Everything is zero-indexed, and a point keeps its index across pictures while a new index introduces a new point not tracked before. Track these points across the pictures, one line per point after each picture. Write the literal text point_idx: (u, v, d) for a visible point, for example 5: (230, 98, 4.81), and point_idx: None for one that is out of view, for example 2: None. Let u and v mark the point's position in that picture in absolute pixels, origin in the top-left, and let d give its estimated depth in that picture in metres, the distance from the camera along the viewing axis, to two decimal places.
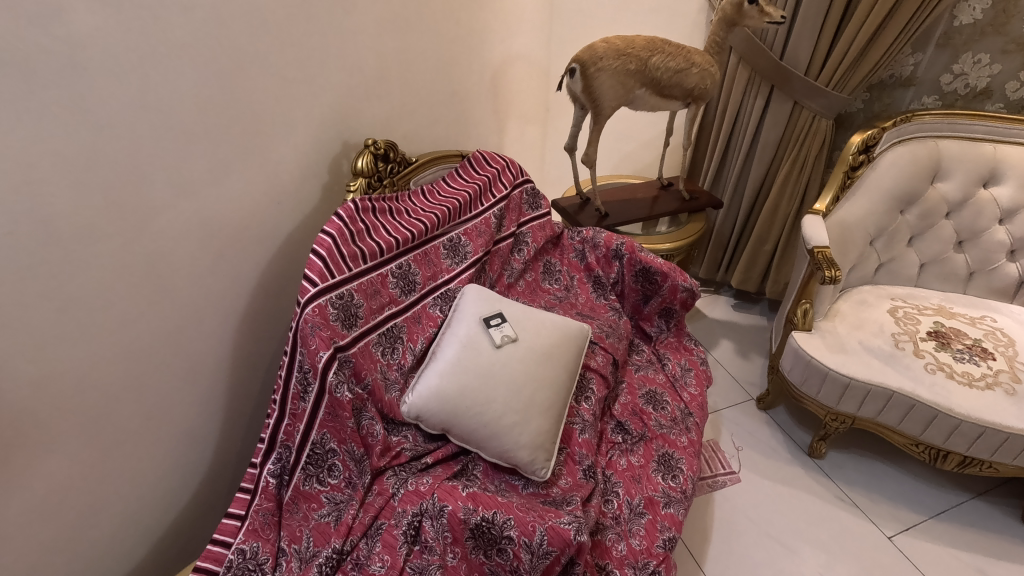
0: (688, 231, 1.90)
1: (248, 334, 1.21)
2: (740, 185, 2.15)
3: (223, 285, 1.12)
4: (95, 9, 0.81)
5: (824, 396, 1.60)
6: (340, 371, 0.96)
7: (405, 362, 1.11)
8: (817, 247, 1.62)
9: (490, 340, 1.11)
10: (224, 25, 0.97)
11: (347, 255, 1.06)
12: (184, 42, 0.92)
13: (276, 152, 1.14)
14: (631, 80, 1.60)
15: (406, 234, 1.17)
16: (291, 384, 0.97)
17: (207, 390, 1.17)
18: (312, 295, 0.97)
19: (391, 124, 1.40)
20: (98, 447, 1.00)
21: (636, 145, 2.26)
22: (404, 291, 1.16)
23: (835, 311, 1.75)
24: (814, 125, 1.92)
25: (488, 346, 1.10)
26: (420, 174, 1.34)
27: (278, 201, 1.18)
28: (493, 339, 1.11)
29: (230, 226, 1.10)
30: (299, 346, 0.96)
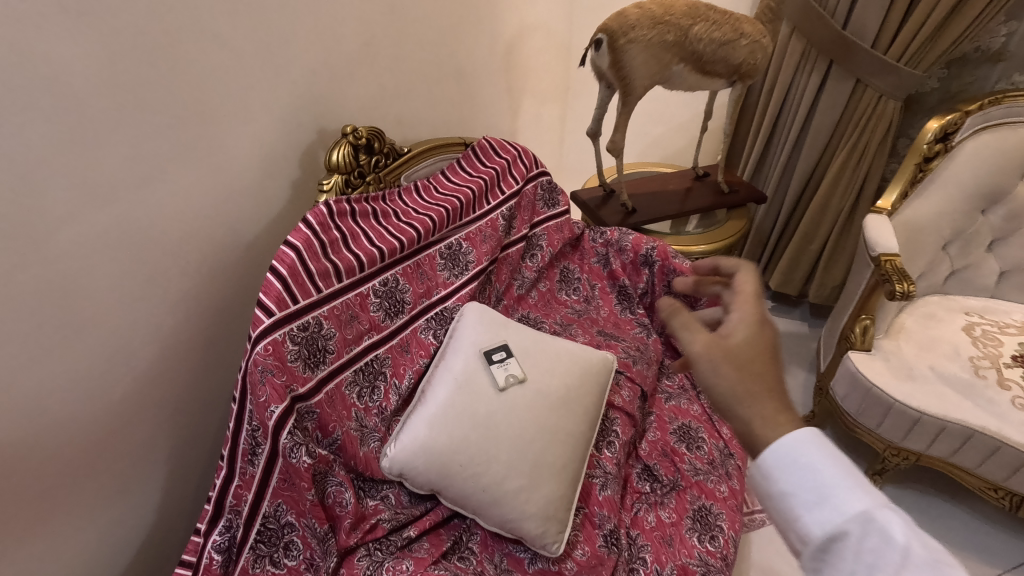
0: (727, 230, 1.65)
1: (202, 366, 0.99)
2: (786, 175, 1.89)
3: (170, 305, 0.90)
4: None
5: (885, 430, 1.37)
6: (296, 432, 0.76)
7: (388, 406, 0.90)
8: (885, 255, 1.36)
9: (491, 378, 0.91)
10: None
11: (315, 274, 0.85)
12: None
13: (231, 137, 0.91)
14: (668, 54, 1.35)
15: (393, 243, 0.96)
16: (240, 441, 0.76)
17: (155, 433, 0.95)
18: (266, 328, 0.77)
19: (379, 106, 1.17)
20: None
21: (666, 129, 2.00)
22: (389, 314, 0.95)
23: (898, 326, 1.51)
24: (879, 107, 1.64)
25: (491, 385, 0.90)
26: (414, 167, 1.11)
27: (237, 200, 0.96)
28: (496, 377, 0.91)
29: (173, 231, 0.88)
30: (248, 394, 0.76)
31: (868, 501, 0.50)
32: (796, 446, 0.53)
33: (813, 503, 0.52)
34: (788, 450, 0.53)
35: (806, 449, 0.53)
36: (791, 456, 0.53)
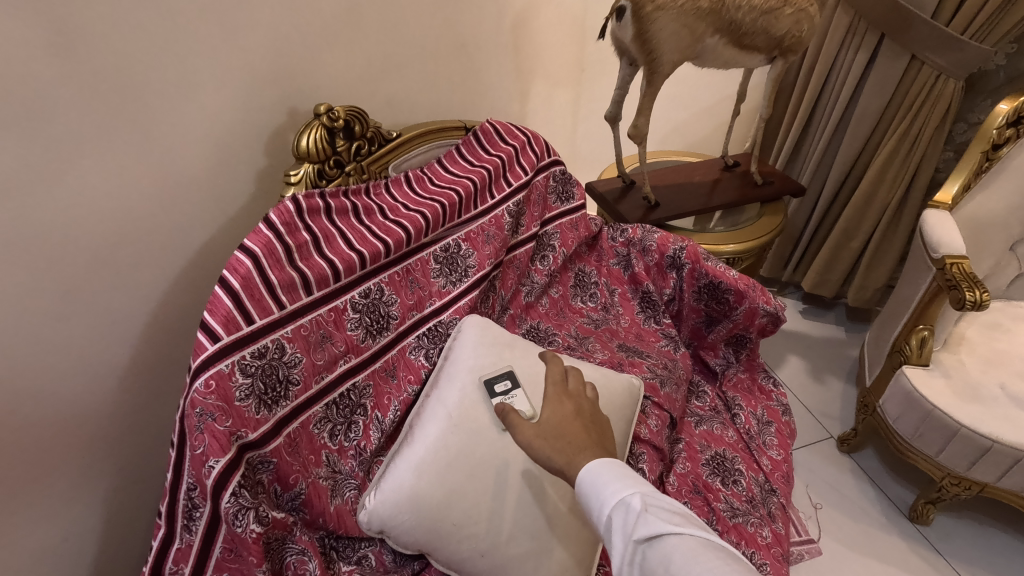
0: (761, 227, 1.47)
1: (150, 390, 0.84)
2: (824, 165, 1.70)
3: (101, 317, 0.75)
4: None
5: (947, 458, 1.20)
6: (243, 492, 0.59)
7: (368, 445, 0.75)
8: (950, 257, 1.18)
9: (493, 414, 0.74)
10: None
11: (277, 286, 0.69)
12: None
13: (175, 114, 0.75)
14: (702, 24, 1.16)
15: (376, 246, 0.80)
16: (176, 498, 0.61)
17: (93, 469, 0.81)
18: (209, 356, 0.61)
19: (365, 83, 1.00)
20: None
21: (691, 113, 1.82)
22: (371, 333, 0.79)
23: (959, 338, 1.33)
24: (937, 88, 1.45)
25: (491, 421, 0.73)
26: (404, 155, 0.94)
27: (187, 192, 0.80)
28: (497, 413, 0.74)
29: (100, 228, 0.72)
30: (185, 440, 0.60)
31: (628, 488, 0.54)
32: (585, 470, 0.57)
33: (608, 514, 0.54)
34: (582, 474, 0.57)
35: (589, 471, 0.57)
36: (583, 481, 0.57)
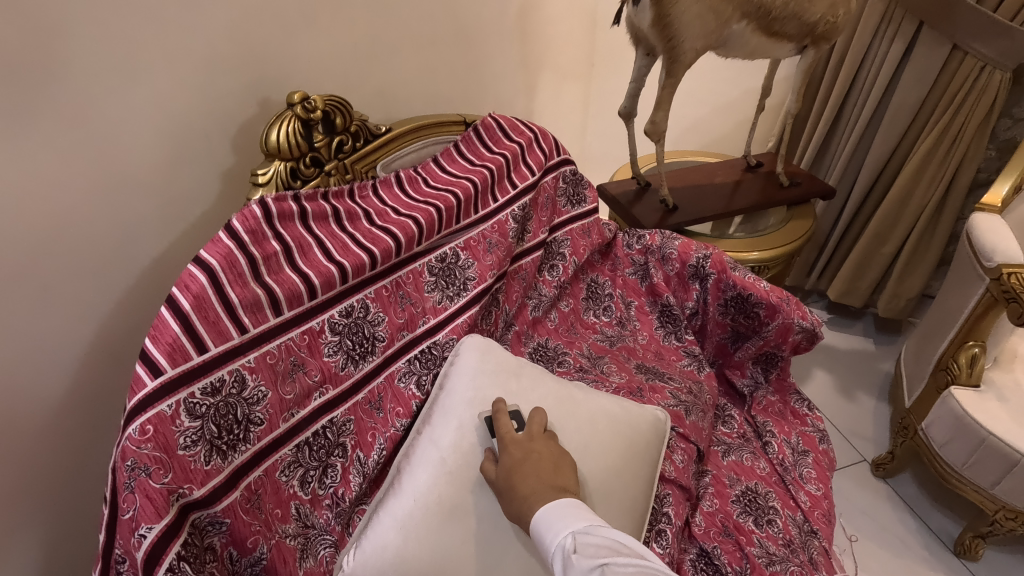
0: (788, 234, 1.35)
1: (98, 421, 0.74)
2: (854, 165, 1.58)
3: (31, 338, 0.65)
4: None
5: (1004, 491, 1.07)
6: (185, 564, 0.49)
7: (347, 493, 0.64)
8: (1006, 266, 1.06)
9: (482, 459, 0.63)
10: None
11: (238, 306, 0.58)
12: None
13: (119, 102, 0.65)
14: (728, 8, 1.04)
15: (359, 257, 0.69)
16: (106, 567, 0.51)
17: (30, 514, 0.71)
18: (148, 395, 0.51)
19: (350, 72, 0.90)
20: None
21: (709, 110, 1.71)
22: (353, 358, 0.68)
23: (1012, 355, 1.21)
24: (981, 80, 1.33)
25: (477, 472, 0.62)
26: (395, 154, 0.83)
27: (139, 195, 0.70)
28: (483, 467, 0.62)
29: (31, 238, 0.62)
30: (117, 499, 0.50)
31: (575, 524, 0.51)
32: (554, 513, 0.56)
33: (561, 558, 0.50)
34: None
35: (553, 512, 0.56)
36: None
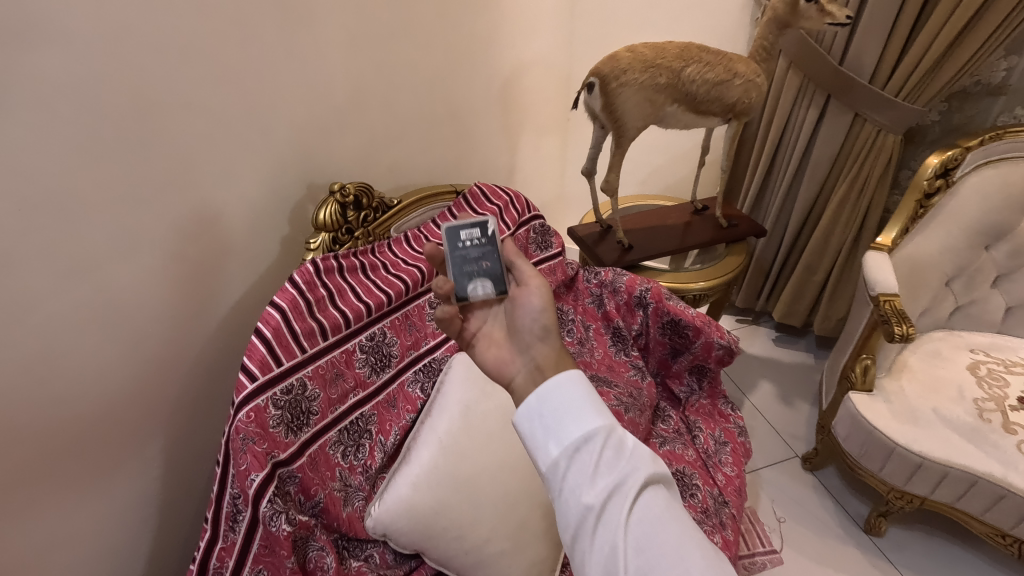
0: (725, 266, 1.64)
1: (190, 420, 1.02)
2: (787, 207, 1.88)
3: (155, 360, 0.93)
4: None
5: (888, 474, 1.34)
6: (276, 499, 0.75)
7: (373, 464, 0.91)
8: (883, 295, 1.35)
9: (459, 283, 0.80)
10: (127, 32, 0.76)
11: (300, 334, 0.86)
12: (76, 58, 0.72)
13: (217, 195, 0.94)
14: (660, 96, 1.34)
15: (380, 297, 0.97)
16: (222, 505, 0.77)
17: (145, 489, 0.98)
18: (248, 394, 0.78)
19: (368, 154, 1.19)
20: None
21: (666, 159, 2.01)
22: (375, 370, 0.96)
23: (902, 365, 1.49)
24: (879, 141, 1.63)
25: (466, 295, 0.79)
26: (404, 219, 1.12)
27: (223, 257, 0.99)
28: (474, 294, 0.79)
29: (160, 293, 0.90)
30: (230, 460, 0.77)
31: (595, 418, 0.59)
32: (553, 381, 0.62)
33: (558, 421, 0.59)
34: (547, 383, 0.62)
35: (558, 381, 0.62)
36: (550, 386, 0.61)
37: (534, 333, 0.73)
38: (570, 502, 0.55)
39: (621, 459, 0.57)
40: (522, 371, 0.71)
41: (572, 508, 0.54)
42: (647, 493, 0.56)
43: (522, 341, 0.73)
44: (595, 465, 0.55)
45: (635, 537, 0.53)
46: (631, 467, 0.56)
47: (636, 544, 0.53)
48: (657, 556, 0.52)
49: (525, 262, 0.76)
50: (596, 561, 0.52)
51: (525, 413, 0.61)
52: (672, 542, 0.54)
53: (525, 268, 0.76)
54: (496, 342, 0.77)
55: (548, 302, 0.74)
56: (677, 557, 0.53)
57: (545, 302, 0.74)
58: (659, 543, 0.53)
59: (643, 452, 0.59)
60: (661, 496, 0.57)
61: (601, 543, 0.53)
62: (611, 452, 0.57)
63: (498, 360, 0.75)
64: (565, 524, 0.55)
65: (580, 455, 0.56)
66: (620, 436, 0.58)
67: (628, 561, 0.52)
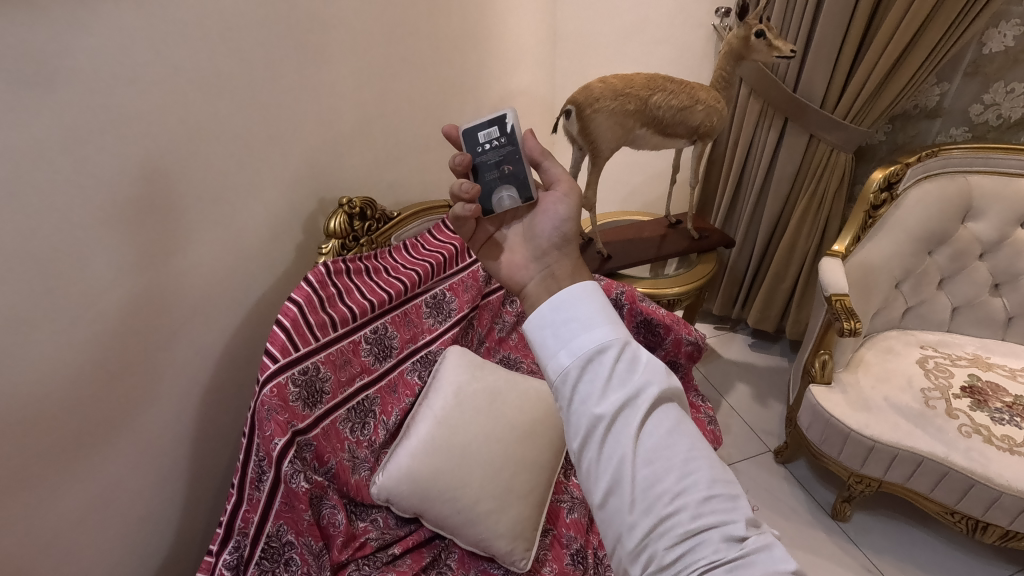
0: (697, 273, 1.79)
1: (211, 404, 1.17)
2: (755, 220, 2.04)
3: (186, 350, 1.08)
4: (42, 99, 0.79)
5: (846, 458, 1.47)
6: (296, 460, 0.92)
7: (377, 439, 1.07)
8: (835, 295, 1.50)
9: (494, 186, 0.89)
10: (174, 76, 0.93)
11: (314, 324, 1.00)
12: (135, 96, 0.89)
13: (241, 209, 1.10)
14: (630, 120, 1.50)
15: (383, 295, 1.11)
16: (247, 470, 0.92)
17: (173, 463, 1.13)
18: (271, 373, 0.93)
19: (371, 173, 1.36)
20: (48, 543, 0.94)
21: (644, 177, 2.18)
22: (379, 358, 1.10)
23: (858, 361, 1.63)
24: (833, 159, 1.79)
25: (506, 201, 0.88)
26: (403, 229, 1.27)
27: (245, 262, 1.15)
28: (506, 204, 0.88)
29: (192, 292, 1.06)
30: (256, 429, 0.92)
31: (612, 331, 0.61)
32: (568, 293, 0.65)
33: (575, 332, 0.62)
34: (562, 295, 0.65)
35: (576, 295, 0.65)
36: (565, 298, 0.65)
37: (551, 241, 0.81)
38: (580, 412, 0.58)
39: (633, 372, 0.59)
40: (535, 278, 0.76)
41: (582, 419, 0.57)
42: (660, 408, 0.59)
43: (538, 246, 0.81)
44: (606, 377, 0.58)
45: (645, 451, 0.56)
46: (643, 380, 0.58)
47: (645, 457, 0.56)
48: (665, 470, 0.55)
49: (557, 166, 0.85)
50: (605, 471, 0.55)
51: (538, 324, 0.64)
52: (683, 456, 0.56)
53: (557, 176, 0.84)
54: (515, 250, 0.83)
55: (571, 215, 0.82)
56: (686, 471, 0.56)
57: (568, 214, 0.82)
58: (668, 456, 0.56)
59: (656, 367, 0.61)
60: (673, 412, 0.60)
61: (610, 454, 0.56)
62: (623, 365, 0.59)
63: (512, 264, 0.81)
64: (574, 433, 0.58)
65: (593, 366, 0.59)
66: (633, 350, 0.61)
67: (637, 472, 0.55)
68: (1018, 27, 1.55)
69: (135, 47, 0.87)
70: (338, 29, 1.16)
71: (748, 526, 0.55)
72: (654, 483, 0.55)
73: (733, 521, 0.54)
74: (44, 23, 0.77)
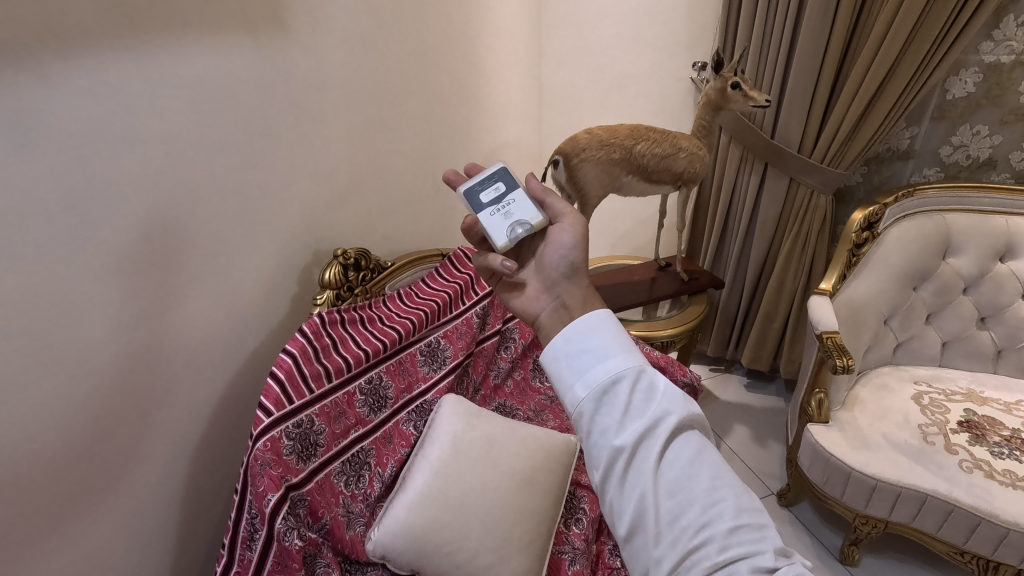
0: (689, 314, 1.80)
1: (202, 460, 1.14)
2: (742, 262, 2.08)
3: (179, 405, 1.07)
4: (45, 160, 0.81)
5: (849, 498, 1.45)
6: (290, 516, 0.91)
7: (372, 492, 1.06)
8: (826, 332, 1.51)
9: (527, 199, 0.91)
10: (174, 135, 0.96)
11: (309, 376, 1.00)
12: (137, 155, 0.92)
13: (236, 263, 1.11)
14: (616, 168, 1.54)
15: (377, 344, 1.11)
16: (239, 529, 0.92)
17: (163, 522, 1.09)
18: (264, 427, 0.93)
19: (364, 225, 1.38)
20: None
21: (632, 223, 2.23)
22: (373, 409, 1.10)
23: (854, 399, 1.62)
24: (813, 201, 1.85)
25: (502, 236, 0.89)
26: (397, 278, 1.30)
27: (239, 314, 1.15)
28: (510, 228, 0.88)
29: (186, 347, 1.06)
30: (248, 485, 0.92)
31: (629, 357, 0.62)
32: (583, 323, 0.66)
33: (592, 362, 0.63)
34: (575, 325, 0.67)
35: (590, 325, 0.66)
36: (579, 329, 0.66)
37: (560, 271, 0.82)
38: (599, 445, 0.59)
39: (650, 401, 0.60)
40: (547, 308, 0.78)
41: (602, 452, 0.58)
42: (680, 437, 0.59)
43: (548, 276, 0.83)
44: (623, 408, 0.59)
45: (666, 482, 0.57)
46: (661, 410, 0.59)
47: (667, 488, 0.56)
48: (689, 501, 0.56)
49: (560, 202, 0.88)
50: (628, 504, 0.56)
51: (554, 355, 0.66)
52: (706, 485, 0.57)
53: (562, 211, 0.88)
54: (527, 281, 0.85)
55: (578, 243, 0.84)
56: (710, 501, 0.56)
57: (575, 242, 0.84)
58: (690, 487, 0.56)
59: (674, 394, 0.62)
60: (695, 439, 0.60)
61: (632, 486, 0.56)
62: (640, 395, 0.60)
63: (524, 301, 0.83)
64: (595, 466, 0.59)
65: (609, 398, 0.60)
66: (649, 377, 0.62)
67: (660, 504, 0.56)
68: (977, 75, 1.64)
69: (139, 111, 0.91)
70: (333, 90, 1.22)
71: (779, 557, 0.54)
72: (678, 515, 0.55)
73: (762, 552, 0.54)
74: (51, 90, 0.80)
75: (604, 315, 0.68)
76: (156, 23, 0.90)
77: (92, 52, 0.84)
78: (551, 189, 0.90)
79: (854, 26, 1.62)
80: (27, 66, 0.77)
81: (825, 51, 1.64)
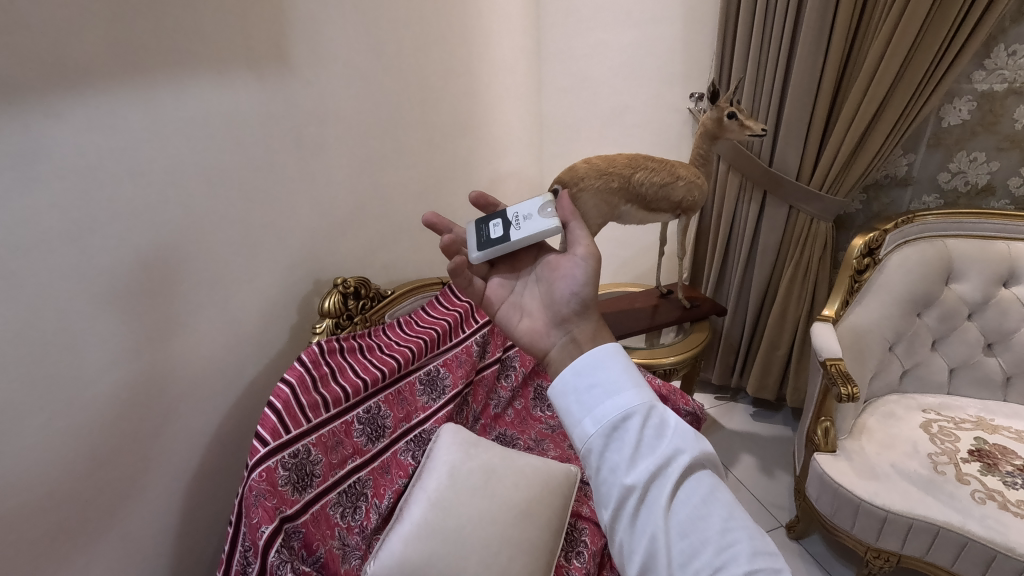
0: (692, 341, 1.79)
1: (197, 490, 1.13)
2: (744, 289, 2.07)
3: (176, 434, 1.06)
4: (52, 192, 0.84)
5: (860, 530, 1.41)
6: (283, 549, 0.90)
7: (368, 524, 1.05)
8: (830, 359, 1.50)
9: (522, 205, 1.02)
10: (177, 167, 0.99)
11: (306, 405, 1.00)
12: (142, 186, 0.94)
13: (236, 293, 1.12)
14: (615, 197, 1.55)
15: (376, 373, 1.11)
16: (233, 561, 0.91)
17: (156, 554, 1.08)
18: (260, 457, 0.92)
19: (365, 255, 1.40)
20: None
21: (633, 251, 2.25)
22: (370, 439, 1.09)
23: (861, 427, 1.60)
24: (813, 228, 1.86)
25: (548, 222, 0.94)
26: (396, 306, 1.31)
27: (239, 343, 1.15)
28: (544, 215, 0.97)
29: (185, 376, 1.06)
30: (242, 516, 0.91)
31: (641, 395, 0.63)
32: (593, 358, 0.67)
33: (603, 398, 0.63)
34: (585, 359, 0.67)
35: (599, 359, 0.67)
36: (588, 363, 0.67)
37: (571, 308, 0.82)
38: (610, 481, 0.58)
39: (661, 438, 0.60)
40: (558, 343, 0.79)
41: (612, 489, 0.58)
42: (692, 476, 0.59)
43: (557, 311, 0.83)
44: (633, 445, 0.59)
45: (678, 522, 0.56)
46: (672, 447, 0.59)
47: (679, 529, 0.55)
48: (702, 542, 0.54)
49: (581, 230, 0.88)
50: (639, 545, 0.55)
51: (563, 390, 0.66)
52: (719, 526, 0.55)
53: (579, 239, 0.88)
54: (533, 314, 0.86)
55: (589, 278, 0.83)
56: (724, 543, 0.54)
57: (588, 278, 0.83)
58: (703, 527, 0.55)
59: (685, 432, 0.62)
60: (706, 479, 0.59)
61: (643, 526, 0.56)
62: (650, 432, 0.60)
63: (533, 333, 0.83)
64: (605, 503, 0.58)
65: (619, 434, 0.60)
66: (660, 415, 0.62)
67: (672, 545, 0.55)
68: (971, 103, 1.66)
69: (143, 145, 0.93)
70: (336, 123, 1.25)
71: None
72: (690, 557, 0.54)
73: None
74: (61, 124, 0.83)
75: (613, 351, 0.69)
76: (164, 63, 0.94)
77: (102, 92, 0.87)
78: (582, 216, 0.90)
79: (847, 56, 1.66)
80: (35, 103, 0.80)
81: (818, 82, 1.67)
